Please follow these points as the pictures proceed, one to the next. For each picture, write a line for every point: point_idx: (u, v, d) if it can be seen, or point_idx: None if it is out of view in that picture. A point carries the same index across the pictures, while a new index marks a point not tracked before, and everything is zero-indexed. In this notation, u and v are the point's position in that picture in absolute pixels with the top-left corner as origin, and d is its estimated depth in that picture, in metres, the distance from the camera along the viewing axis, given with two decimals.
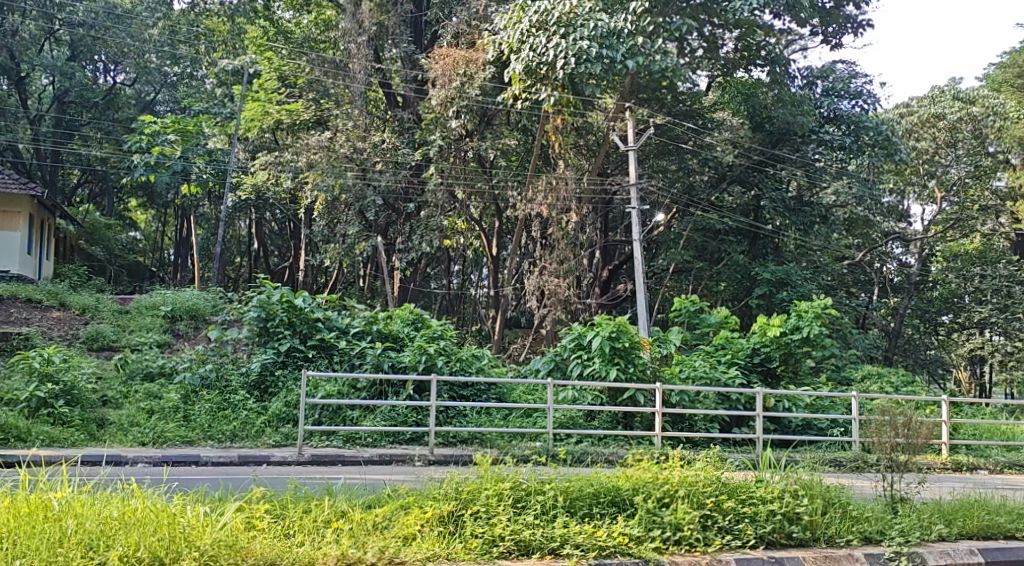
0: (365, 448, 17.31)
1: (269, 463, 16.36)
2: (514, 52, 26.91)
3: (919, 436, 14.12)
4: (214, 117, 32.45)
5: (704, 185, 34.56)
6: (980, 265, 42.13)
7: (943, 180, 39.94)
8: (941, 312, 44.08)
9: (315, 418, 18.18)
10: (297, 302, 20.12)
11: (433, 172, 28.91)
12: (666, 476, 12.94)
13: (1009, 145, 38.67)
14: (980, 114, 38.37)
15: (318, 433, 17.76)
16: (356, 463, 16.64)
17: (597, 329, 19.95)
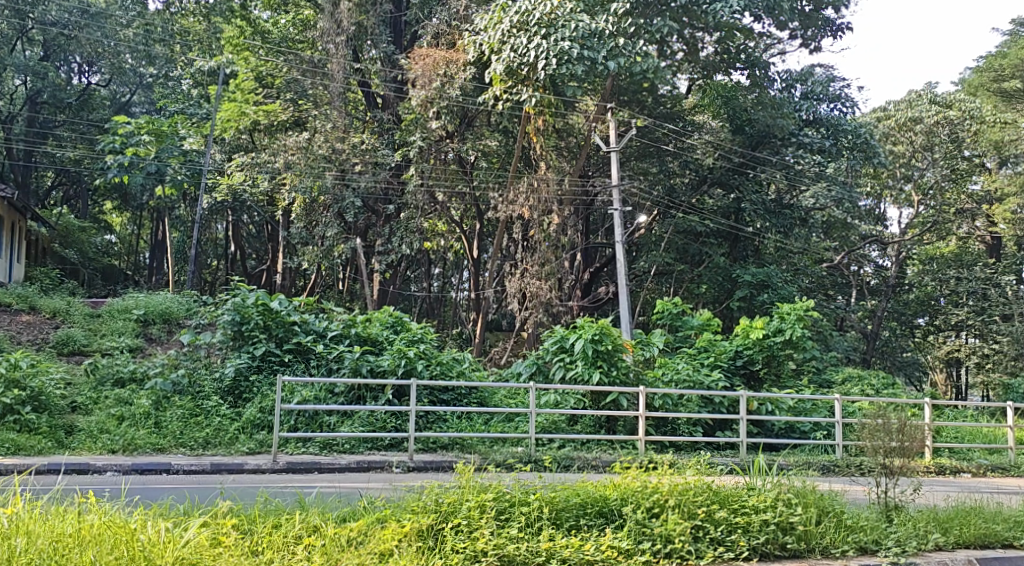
0: (343, 455, 17.01)
1: (242, 471, 16.00)
2: (495, 52, 26.64)
3: (914, 442, 14.06)
4: (190, 118, 32.02)
5: (685, 188, 34.43)
6: (956, 267, 42.23)
7: (920, 183, 39.99)
8: (918, 315, 44.72)
9: (291, 424, 17.83)
10: (273, 305, 19.74)
11: (413, 173, 28.56)
12: (656, 485, 12.71)
13: (985, 148, 38.71)
14: (957, 118, 38.00)
15: (294, 439, 17.40)
16: (334, 470, 16.30)
17: (579, 332, 19.73)
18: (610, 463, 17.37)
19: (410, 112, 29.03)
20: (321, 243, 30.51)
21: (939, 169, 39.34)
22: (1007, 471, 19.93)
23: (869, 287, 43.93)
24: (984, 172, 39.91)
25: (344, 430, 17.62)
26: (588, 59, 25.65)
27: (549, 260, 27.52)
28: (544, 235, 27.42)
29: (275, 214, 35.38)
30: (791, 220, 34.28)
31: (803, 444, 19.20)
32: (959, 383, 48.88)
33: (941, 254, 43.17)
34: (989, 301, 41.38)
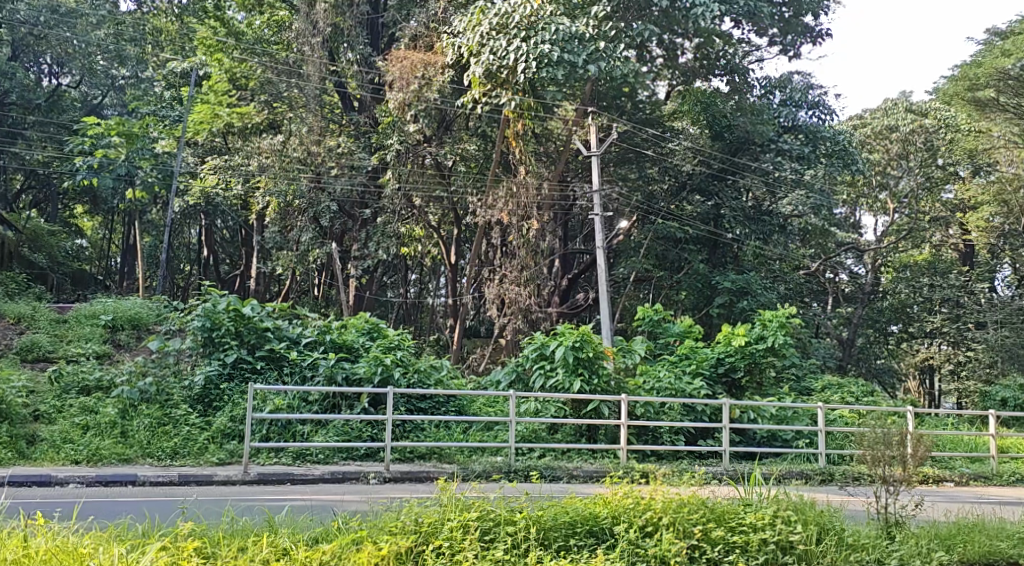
0: (317, 465, 16.57)
1: (212, 483, 15.53)
2: (474, 55, 26.24)
3: (917, 453, 13.95)
4: (162, 120, 31.46)
5: (665, 194, 34.20)
6: (930, 275, 42.19)
7: (896, 191, 39.88)
8: (892, 322, 44.03)
9: (263, 433, 17.37)
10: (245, 310, 19.26)
11: (389, 177, 28.15)
12: (648, 502, 12.44)
13: (959, 157, 38.73)
14: (932, 127, 38.18)
15: (266, 449, 16.92)
16: (307, 481, 15.85)
17: (560, 339, 19.39)
18: (591, 473, 17.01)
19: (387, 115, 28.64)
20: (296, 248, 30.01)
21: (914, 178, 39.39)
22: (990, 480, 19.68)
23: (845, 294, 43.82)
24: (957, 180, 40.02)
25: (318, 440, 17.19)
26: (568, 62, 25.35)
27: (528, 266, 27.17)
28: (523, 240, 27.08)
29: (249, 218, 34.86)
30: (770, 228, 33.84)
31: (786, 453, 18.93)
32: (932, 391, 48.89)
33: (914, 262, 43.14)
34: (963, 308, 41.36)
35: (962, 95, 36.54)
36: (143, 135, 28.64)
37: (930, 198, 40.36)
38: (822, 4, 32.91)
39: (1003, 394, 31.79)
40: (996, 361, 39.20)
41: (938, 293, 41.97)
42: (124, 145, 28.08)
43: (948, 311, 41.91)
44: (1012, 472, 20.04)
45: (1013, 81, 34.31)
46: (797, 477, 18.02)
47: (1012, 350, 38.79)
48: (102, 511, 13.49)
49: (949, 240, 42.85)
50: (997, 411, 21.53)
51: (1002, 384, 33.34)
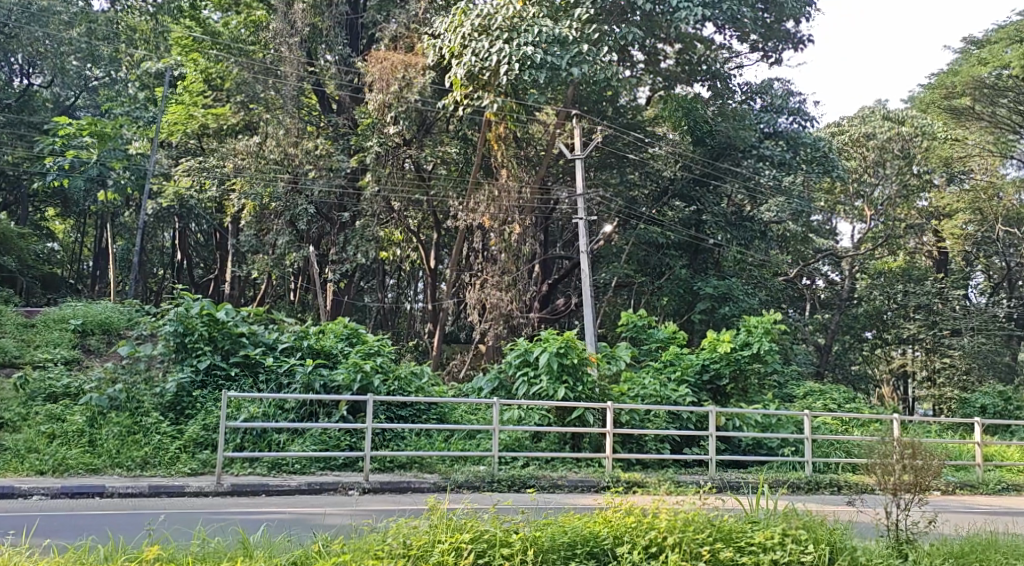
0: (294, 475, 16.08)
1: (184, 494, 15.02)
2: (456, 57, 25.85)
3: (927, 466, 13.56)
4: (136, 121, 30.83)
5: (646, 200, 33.86)
6: (906, 282, 42.16)
7: (874, 198, 39.43)
8: (866, 328, 43.80)
9: (237, 442, 16.85)
10: (218, 315, 18.71)
11: (369, 180, 27.69)
12: (651, 521, 12.11)
13: (935, 165, 38.20)
14: (909, 134, 37.48)
15: (241, 459, 16.41)
16: (283, 491, 15.37)
17: (543, 345, 19.02)
18: (576, 483, 16.61)
19: (367, 117, 28.19)
20: (272, 251, 29.45)
21: (892, 184, 38.72)
22: (975, 488, 19.42)
23: (821, 300, 43.51)
24: (932, 190, 40.11)
25: (294, 449, 16.70)
26: (551, 65, 25.06)
27: (509, 270, 26.78)
28: (505, 245, 26.69)
29: (224, 222, 34.27)
30: (751, 233, 34.22)
31: (773, 461, 18.63)
32: (905, 398, 48.75)
33: (889, 269, 43.03)
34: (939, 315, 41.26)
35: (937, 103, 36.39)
36: (116, 136, 28.01)
37: (906, 206, 40.34)
38: (804, 11, 32.68)
39: (981, 401, 31.68)
40: (973, 368, 39.13)
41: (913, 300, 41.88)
42: (96, 145, 27.45)
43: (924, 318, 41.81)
44: (997, 480, 19.79)
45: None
46: (785, 486, 17.71)
47: (988, 357, 39.21)
48: (72, 528, 13.02)
49: (925, 246, 42.81)
50: (981, 418, 21.27)
51: (979, 390, 33.25)
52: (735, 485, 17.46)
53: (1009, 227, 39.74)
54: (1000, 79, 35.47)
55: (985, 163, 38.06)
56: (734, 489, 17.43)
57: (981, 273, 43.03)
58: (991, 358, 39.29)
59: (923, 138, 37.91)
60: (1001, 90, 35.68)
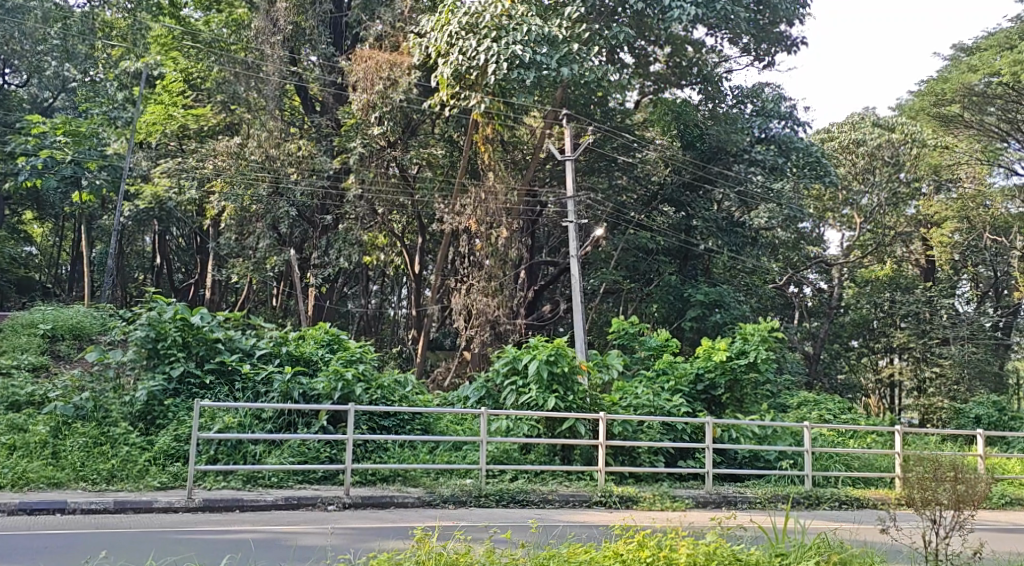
0: (269, 490, 15.31)
1: (151, 510, 14.26)
2: (442, 56, 25.16)
3: (970, 495, 12.90)
4: (113, 122, 30.00)
5: (635, 204, 33.29)
6: (893, 290, 41.84)
7: (863, 205, 39.13)
8: (852, 336, 44.62)
9: (210, 455, 16.07)
10: (193, 320, 17.91)
11: (352, 182, 26.97)
12: (667, 555, 11.30)
13: (924, 172, 38.24)
14: (897, 141, 37.89)
15: (213, 472, 15.64)
16: (259, 507, 14.63)
17: (533, 353, 18.32)
18: (567, 497, 15.92)
19: (350, 117, 27.49)
20: (252, 255, 28.70)
21: (880, 192, 38.67)
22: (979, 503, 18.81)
23: (809, 307, 43.36)
24: (920, 198, 39.53)
25: (270, 462, 15.92)
26: (539, 65, 24.50)
27: (496, 276, 26.10)
28: (491, 249, 26.07)
29: (204, 225, 33.47)
30: (741, 239, 33.15)
31: (770, 474, 18.01)
32: (893, 406, 48.39)
33: (877, 277, 42.59)
34: (927, 324, 40.66)
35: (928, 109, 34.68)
36: (91, 136, 27.18)
37: (892, 215, 39.79)
38: (797, 13, 32.10)
39: (975, 412, 30.89)
40: (964, 378, 38.48)
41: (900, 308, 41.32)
42: (70, 145, 26.30)
43: (912, 327, 41.22)
44: (1000, 494, 19.17)
45: (977, 98, 33.25)
46: (783, 502, 17.04)
47: (978, 366, 38.55)
48: (26, 550, 12.24)
49: (913, 254, 42.28)
50: (983, 430, 20.77)
51: (972, 400, 32.55)
52: (733, 499, 16.81)
53: (998, 236, 39.17)
54: (989, 87, 32.91)
55: (973, 172, 37.49)
56: (731, 503, 16.78)
57: (968, 282, 42.04)
58: (982, 367, 38.66)
59: (913, 144, 37.96)
60: (990, 99, 33.11)
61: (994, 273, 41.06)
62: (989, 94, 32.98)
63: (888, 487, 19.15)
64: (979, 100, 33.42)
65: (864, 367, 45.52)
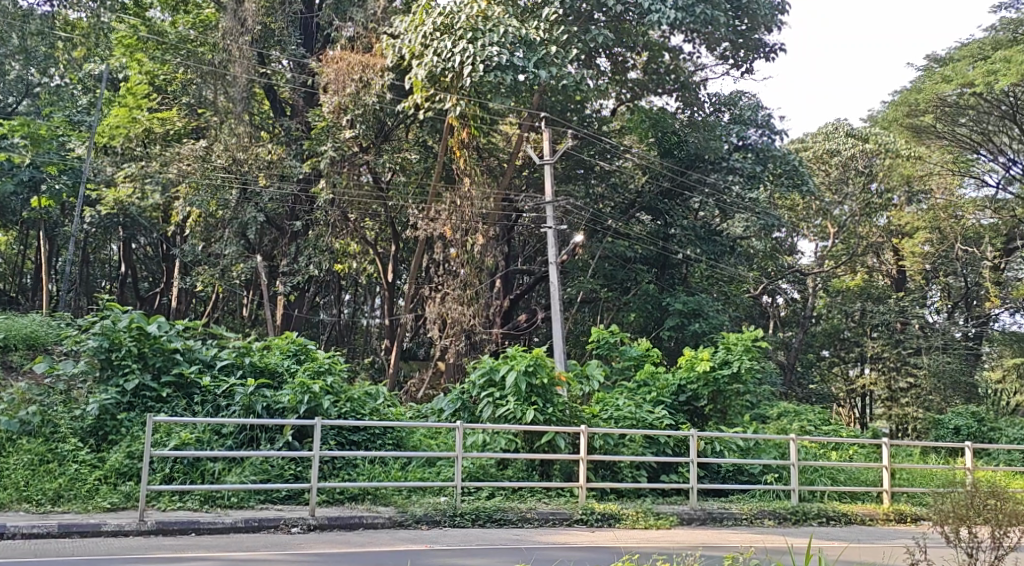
0: (228, 510, 14.48)
1: (98, 534, 13.39)
2: (416, 57, 24.44)
3: None
4: (76, 125, 28.93)
5: (612, 212, 32.67)
6: (862, 300, 42.06)
7: (836, 215, 38.95)
8: (823, 347, 44.97)
9: (167, 473, 15.22)
10: (149, 329, 16.98)
11: (322, 187, 26.14)
12: None
13: (896, 183, 37.97)
14: (870, 151, 37.60)
15: (168, 492, 14.79)
16: (217, 529, 13.81)
17: (510, 363, 17.59)
18: (547, 516, 15.21)
19: (321, 120, 26.64)
20: (216, 262, 27.86)
21: (854, 202, 38.48)
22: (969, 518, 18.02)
23: (781, 317, 43.48)
24: (891, 209, 39.32)
25: (229, 481, 15.09)
26: (516, 68, 23.76)
27: (471, 284, 25.35)
28: (467, 257, 25.32)
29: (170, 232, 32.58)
30: (720, 247, 32.64)
31: (755, 489, 17.34)
32: (863, 416, 48.30)
33: (846, 288, 42.32)
34: (900, 334, 40.31)
35: (901, 120, 34.93)
36: (49, 139, 26.20)
37: (864, 225, 39.57)
38: (775, 19, 31.49)
39: (954, 422, 30.05)
40: (940, 388, 37.71)
41: (872, 318, 41.02)
42: (27, 148, 25.29)
43: (884, 337, 40.88)
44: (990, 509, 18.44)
45: (949, 109, 33.13)
46: (769, 518, 16.39)
47: (952, 376, 37.88)
48: None
49: (885, 265, 41.85)
50: (969, 443, 20.10)
51: (950, 411, 31.88)
52: (718, 516, 16.14)
53: (969, 246, 38.99)
54: (961, 98, 32.71)
55: (943, 183, 37.15)
56: (716, 520, 16.10)
57: (938, 292, 41.24)
58: (957, 377, 38.01)
59: (886, 155, 37.67)
60: (963, 110, 33.01)
61: (964, 284, 39.94)
62: (961, 104, 32.84)
63: (875, 500, 18.53)
64: (950, 111, 33.30)
65: (835, 377, 45.38)
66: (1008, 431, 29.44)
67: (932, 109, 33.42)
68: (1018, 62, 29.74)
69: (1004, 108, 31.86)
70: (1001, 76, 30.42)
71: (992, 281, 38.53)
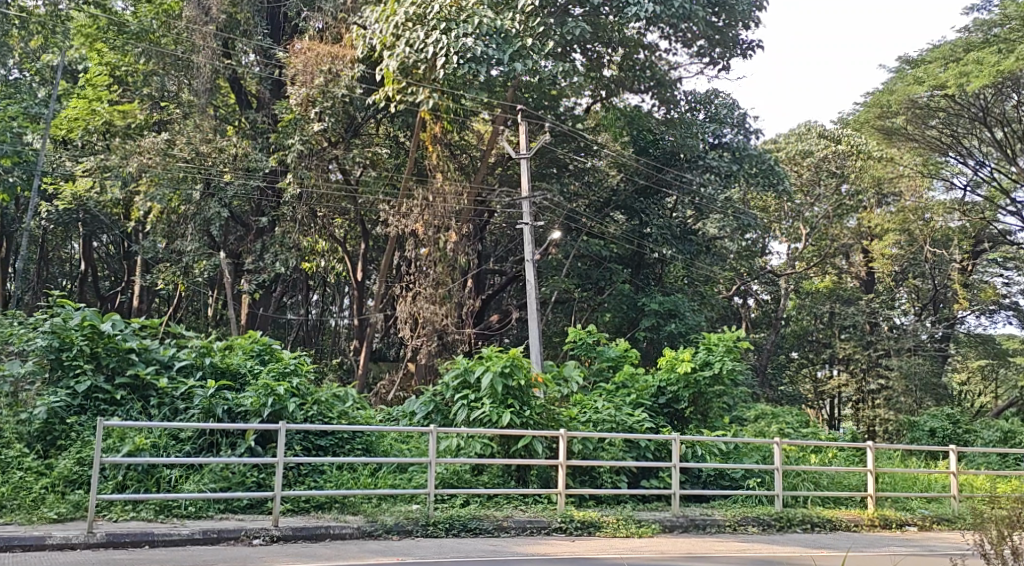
0: (185, 521, 13.71)
1: (44, 548, 12.58)
2: (388, 48, 23.67)
3: None
4: (34, 117, 27.72)
5: (586, 211, 32.11)
6: (831, 302, 41.81)
7: (808, 217, 39.03)
8: (792, 349, 44.72)
9: (121, 480, 14.45)
10: (103, 327, 16.21)
11: (289, 182, 25.36)
12: None
13: (866, 185, 37.58)
14: (841, 153, 37.70)
15: (121, 502, 14.01)
16: (172, 542, 13.05)
17: (486, 364, 16.94)
18: (524, 524, 14.56)
19: (288, 113, 25.88)
20: (179, 260, 27.05)
21: (825, 204, 38.58)
22: (953, 523, 17.41)
23: (751, 319, 43.21)
24: (861, 210, 39.05)
25: (186, 490, 14.33)
26: (490, 60, 22.99)
27: (443, 282, 24.60)
28: (439, 255, 24.58)
29: (132, 230, 31.69)
30: (695, 247, 31.95)
31: (738, 495, 16.74)
32: (831, 418, 48.19)
33: (815, 290, 42.17)
34: (871, 336, 39.96)
35: (871, 123, 33.72)
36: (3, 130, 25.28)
37: (835, 226, 39.30)
38: (752, 15, 30.96)
39: (929, 424, 29.47)
40: (912, 391, 36.97)
41: (842, 318, 40.81)
42: None
43: (855, 338, 40.61)
44: (974, 514, 17.83)
45: (920, 111, 32.21)
46: (754, 525, 15.78)
47: (923, 378, 37.18)
48: None
49: (854, 266, 41.40)
50: (952, 446, 19.13)
51: (924, 413, 31.35)
52: (701, 523, 15.55)
53: (938, 248, 38.89)
54: (932, 101, 31.87)
55: (912, 185, 36.20)
56: (700, 527, 15.50)
57: (906, 295, 40.75)
58: (927, 379, 37.30)
59: (858, 156, 37.59)
60: (933, 112, 32.12)
61: (932, 286, 39.79)
62: (932, 107, 31.97)
63: (858, 505, 17.93)
64: (920, 114, 32.47)
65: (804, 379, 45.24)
66: (983, 433, 28.97)
67: (904, 110, 32.44)
68: (991, 63, 29.15)
69: (975, 112, 31.42)
70: (973, 78, 29.85)
71: (960, 283, 38.38)
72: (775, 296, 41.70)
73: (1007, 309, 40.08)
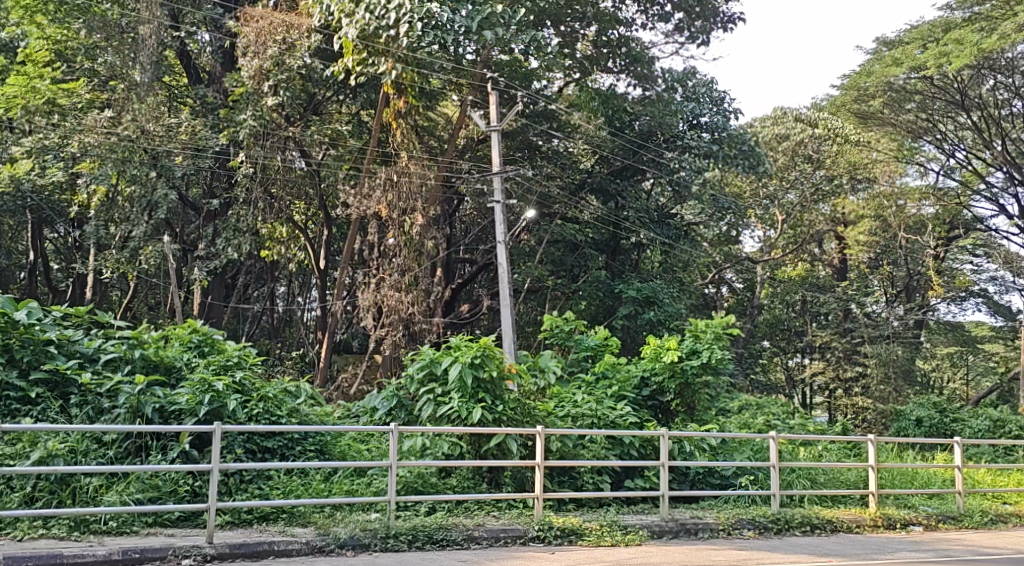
0: (104, 538, 12.21)
1: None
2: (346, 15, 22.11)
3: None
4: None
5: (560, 193, 30.22)
6: (806, 289, 40.69)
7: (783, 203, 37.54)
8: (765, 337, 43.59)
9: (28, 492, 12.89)
10: (18, 316, 14.70)
11: (241, 160, 23.81)
12: None
13: (841, 171, 36.32)
14: (818, 135, 36.04)
15: (30, 517, 12.45)
16: (83, 563, 11.52)
17: (455, 355, 15.48)
18: (495, 534, 13.19)
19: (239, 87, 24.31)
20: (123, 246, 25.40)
21: (801, 188, 37.08)
22: (960, 521, 16.16)
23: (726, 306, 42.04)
24: (835, 197, 37.37)
25: (107, 502, 12.86)
26: (456, 27, 21.52)
27: (410, 268, 23.08)
28: (405, 238, 23.09)
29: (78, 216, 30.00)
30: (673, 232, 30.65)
31: (731, 495, 15.41)
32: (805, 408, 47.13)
33: (789, 277, 41.09)
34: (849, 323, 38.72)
35: (847, 105, 32.36)
36: None
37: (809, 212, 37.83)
38: None
39: (915, 413, 28.18)
40: (890, 378, 35.37)
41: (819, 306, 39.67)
42: None
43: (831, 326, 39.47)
44: (980, 512, 16.59)
45: (896, 93, 30.84)
46: (750, 528, 14.48)
47: (903, 365, 35.54)
48: None
49: (828, 253, 40.74)
50: (956, 439, 17.87)
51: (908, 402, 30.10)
52: (692, 527, 14.20)
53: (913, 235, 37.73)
54: (909, 82, 30.51)
55: (887, 170, 34.96)
56: (691, 532, 14.15)
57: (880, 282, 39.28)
58: (905, 366, 35.66)
59: (833, 140, 35.85)
60: (910, 94, 30.88)
61: (906, 272, 38.70)
62: (908, 89, 30.70)
63: (859, 502, 16.67)
64: (898, 96, 31.14)
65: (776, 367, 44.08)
66: (970, 424, 27.61)
67: (882, 92, 31.05)
68: (972, 42, 27.77)
69: (953, 95, 30.10)
70: (953, 59, 28.27)
71: (935, 269, 37.20)
72: (748, 283, 40.85)
73: (977, 296, 38.92)
